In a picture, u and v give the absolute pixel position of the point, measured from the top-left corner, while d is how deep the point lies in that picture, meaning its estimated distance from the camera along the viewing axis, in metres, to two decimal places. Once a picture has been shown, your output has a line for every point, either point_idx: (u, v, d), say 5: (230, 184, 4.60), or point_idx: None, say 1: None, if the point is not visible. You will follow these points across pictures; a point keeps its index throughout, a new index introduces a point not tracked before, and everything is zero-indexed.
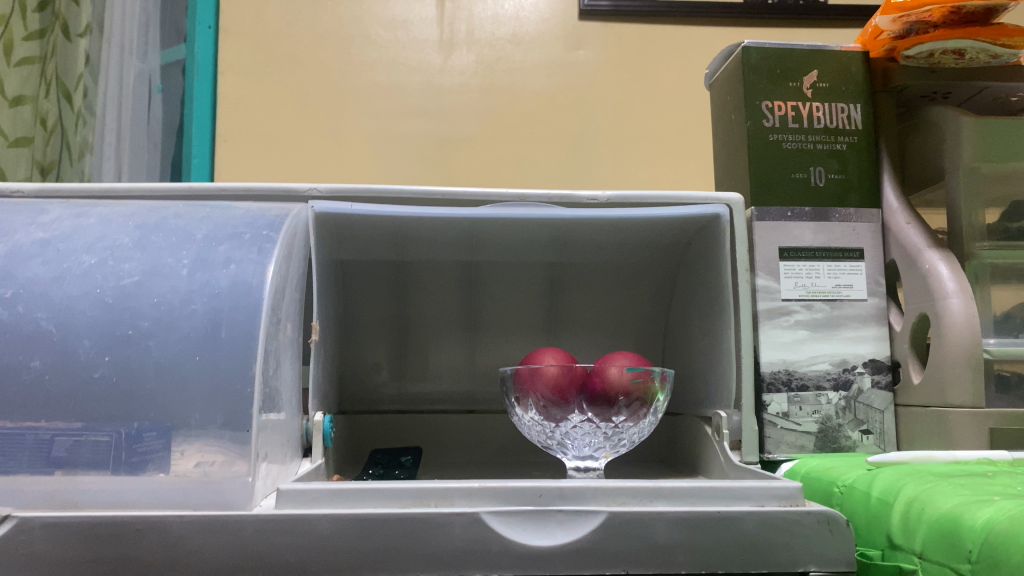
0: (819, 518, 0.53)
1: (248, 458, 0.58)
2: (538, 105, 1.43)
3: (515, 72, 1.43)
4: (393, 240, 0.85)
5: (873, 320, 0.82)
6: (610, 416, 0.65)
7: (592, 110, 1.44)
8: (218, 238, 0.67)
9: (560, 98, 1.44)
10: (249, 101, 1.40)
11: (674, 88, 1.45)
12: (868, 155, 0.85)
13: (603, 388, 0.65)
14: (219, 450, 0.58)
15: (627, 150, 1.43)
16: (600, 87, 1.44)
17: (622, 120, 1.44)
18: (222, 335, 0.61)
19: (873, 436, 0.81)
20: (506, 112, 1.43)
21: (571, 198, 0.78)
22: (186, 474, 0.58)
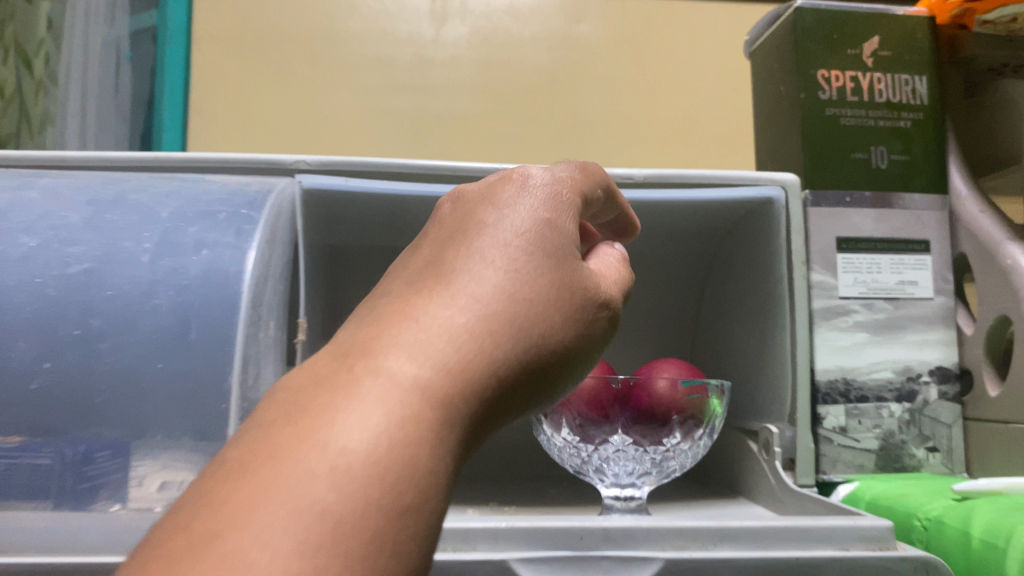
0: (915, 565, 0.45)
1: None
2: (538, 83, 1.25)
3: (512, 44, 1.25)
4: (392, 222, 0.74)
5: (940, 322, 0.72)
6: (658, 438, 0.55)
7: (600, 81, 1.25)
8: (187, 217, 0.55)
9: (564, 69, 1.25)
10: (227, 71, 1.20)
11: (691, 55, 1.27)
12: (934, 134, 0.75)
13: (649, 404, 0.54)
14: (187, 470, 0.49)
15: (640, 130, 1.25)
16: (608, 57, 1.26)
17: (635, 91, 1.26)
18: (190, 338, 0.51)
19: (940, 455, 0.71)
20: (505, 85, 1.24)
21: (602, 176, 0.67)
22: (149, 503, 0.49)
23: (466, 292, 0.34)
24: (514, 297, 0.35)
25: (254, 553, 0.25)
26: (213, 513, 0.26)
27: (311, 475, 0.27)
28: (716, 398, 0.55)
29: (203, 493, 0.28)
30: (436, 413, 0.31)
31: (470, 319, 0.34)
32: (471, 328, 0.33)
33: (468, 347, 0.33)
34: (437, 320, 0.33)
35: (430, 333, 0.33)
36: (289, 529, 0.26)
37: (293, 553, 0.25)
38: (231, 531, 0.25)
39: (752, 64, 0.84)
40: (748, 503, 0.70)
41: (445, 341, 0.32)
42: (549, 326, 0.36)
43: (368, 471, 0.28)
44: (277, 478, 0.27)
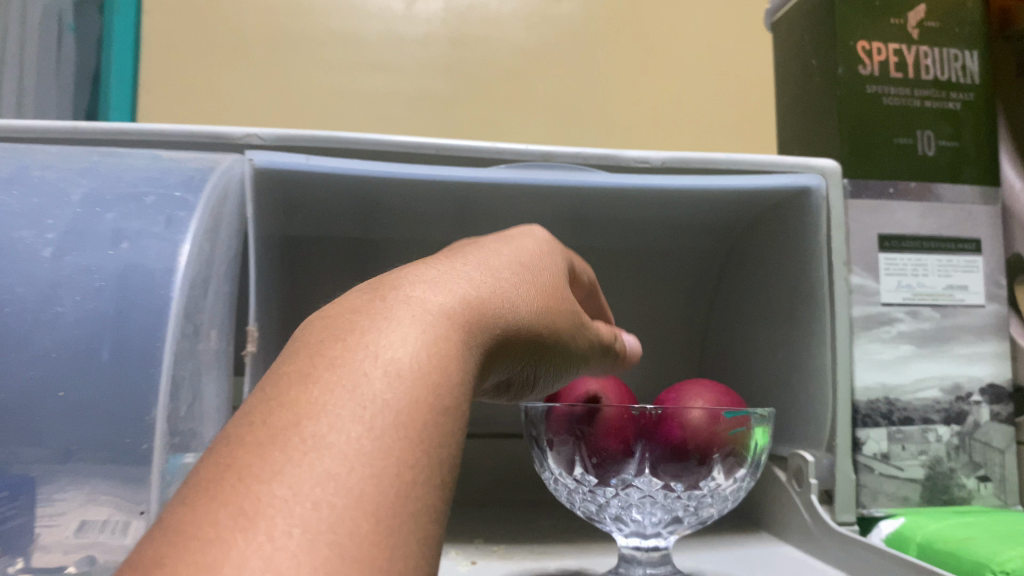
0: None
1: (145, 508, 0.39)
2: (516, 66, 1.08)
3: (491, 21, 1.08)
4: (360, 206, 0.63)
5: (992, 332, 0.63)
6: (694, 482, 0.45)
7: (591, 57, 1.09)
8: (104, 201, 0.43)
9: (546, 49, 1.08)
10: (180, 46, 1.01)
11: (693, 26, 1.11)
12: (986, 117, 0.65)
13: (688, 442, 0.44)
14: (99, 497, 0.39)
15: (630, 117, 1.08)
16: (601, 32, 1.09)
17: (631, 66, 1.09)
18: (103, 356, 0.40)
19: (993, 485, 0.62)
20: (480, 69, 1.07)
21: (613, 159, 0.57)
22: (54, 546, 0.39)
23: (465, 276, 0.34)
24: (516, 286, 0.37)
25: (305, 514, 0.23)
26: (245, 479, 0.24)
27: (347, 416, 0.26)
28: (763, 429, 0.46)
29: (213, 461, 0.25)
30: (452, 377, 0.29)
31: (474, 295, 0.33)
32: (470, 307, 0.33)
33: (474, 321, 0.32)
34: (438, 300, 0.32)
35: (438, 300, 0.32)
36: (325, 509, 0.23)
37: (349, 501, 0.24)
38: (269, 485, 0.24)
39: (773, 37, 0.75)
40: (777, 539, 0.61)
41: (450, 309, 0.31)
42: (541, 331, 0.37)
43: (400, 394, 0.27)
44: (312, 408, 0.26)
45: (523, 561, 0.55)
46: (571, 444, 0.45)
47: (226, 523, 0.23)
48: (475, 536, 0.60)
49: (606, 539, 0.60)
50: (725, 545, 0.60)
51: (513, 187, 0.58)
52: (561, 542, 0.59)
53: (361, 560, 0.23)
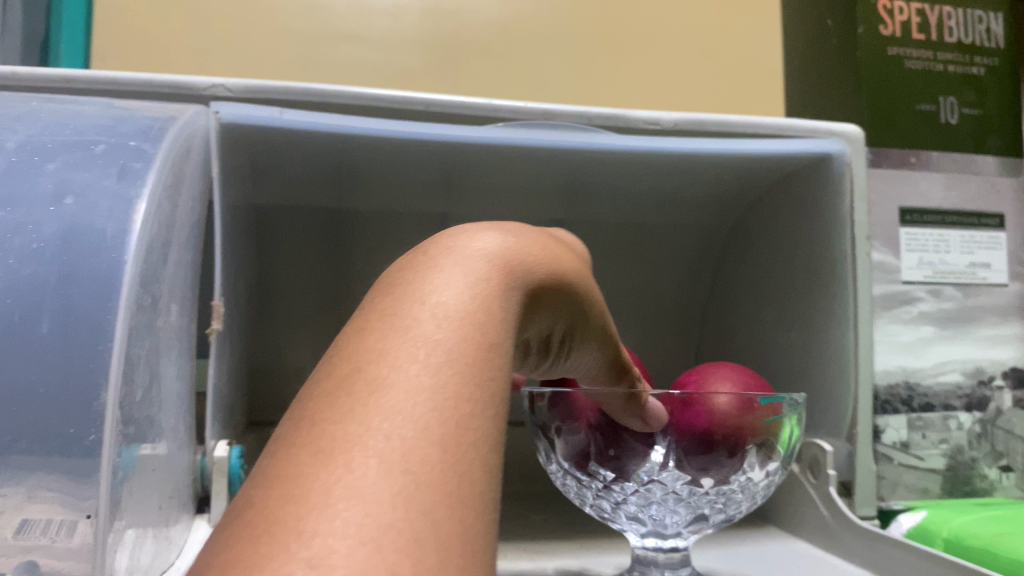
0: None
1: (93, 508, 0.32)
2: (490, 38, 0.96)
3: None
4: (334, 170, 0.57)
5: (1015, 313, 0.59)
6: (723, 476, 0.40)
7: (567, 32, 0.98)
8: (43, 149, 0.37)
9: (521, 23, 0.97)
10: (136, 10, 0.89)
11: None
12: (1012, 84, 0.61)
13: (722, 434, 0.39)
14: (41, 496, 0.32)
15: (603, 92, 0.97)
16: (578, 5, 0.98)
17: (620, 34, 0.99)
18: (41, 329, 0.32)
19: (1016, 475, 0.57)
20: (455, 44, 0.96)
21: (621, 120, 0.52)
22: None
23: (528, 229, 0.30)
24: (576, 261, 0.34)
25: (381, 447, 0.20)
26: (314, 423, 0.21)
27: (419, 355, 0.23)
28: (794, 417, 0.41)
29: (287, 415, 0.22)
30: (513, 324, 0.26)
31: (538, 244, 0.30)
32: (536, 256, 0.29)
33: (539, 270, 0.28)
34: (498, 245, 0.28)
35: (499, 244, 0.28)
36: (402, 440, 0.20)
37: (419, 434, 0.21)
38: (346, 424, 0.20)
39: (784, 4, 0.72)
40: (789, 533, 0.57)
41: (511, 254, 0.28)
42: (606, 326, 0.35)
43: (471, 331, 0.24)
44: (380, 349, 0.23)
45: (522, 561, 0.50)
46: (583, 431, 0.40)
47: (305, 460, 0.20)
48: None
49: (608, 535, 0.55)
50: (736, 541, 0.55)
51: (509, 150, 0.52)
52: (560, 538, 0.54)
53: (438, 491, 0.20)
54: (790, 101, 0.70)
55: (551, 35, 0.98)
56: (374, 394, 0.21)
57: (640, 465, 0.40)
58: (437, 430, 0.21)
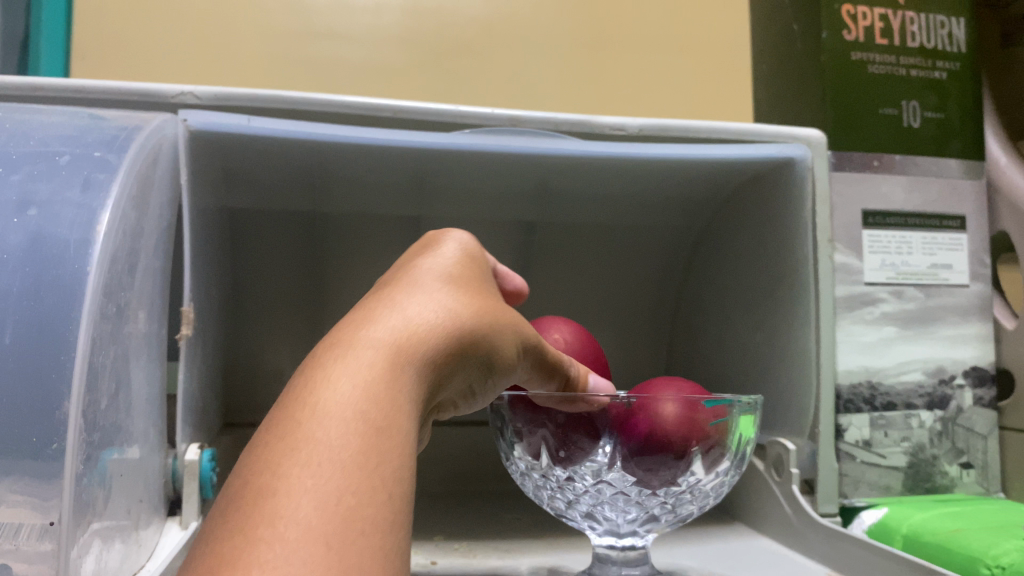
0: None
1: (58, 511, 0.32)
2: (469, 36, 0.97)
3: None
4: (306, 175, 0.58)
5: (975, 313, 0.60)
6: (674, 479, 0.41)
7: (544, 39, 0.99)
8: (8, 161, 0.37)
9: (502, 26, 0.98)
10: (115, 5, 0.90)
11: None
12: (973, 88, 0.62)
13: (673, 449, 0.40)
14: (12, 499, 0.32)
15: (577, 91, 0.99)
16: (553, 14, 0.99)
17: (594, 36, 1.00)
18: (2, 341, 0.33)
19: (975, 472, 0.59)
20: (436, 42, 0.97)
21: (587, 126, 0.53)
22: None
23: (420, 295, 0.34)
24: (472, 292, 0.36)
25: (291, 541, 0.24)
26: (239, 521, 0.25)
27: (323, 454, 0.27)
28: (749, 418, 0.42)
29: (217, 515, 0.26)
30: (408, 404, 0.30)
31: (429, 312, 0.33)
32: (427, 326, 0.33)
33: (430, 339, 0.32)
34: (386, 329, 0.32)
35: (388, 328, 0.32)
36: (307, 532, 0.24)
37: (323, 524, 0.25)
38: (263, 523, 0.25)
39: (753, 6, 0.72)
40: (754, 531, 0.58)
41: (405, 335, 0.32)
42: (517, 335, 0.37)
43: (366, 424, 0.28)
44: (287, 452, 0.27)
45: (489, 560, 0.50)
46: (547, 429, 0.41)
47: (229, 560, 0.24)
48: (435, 532, 0.56)
49: (576, 534, 0.56)
50: (702, 538, 0.56)
51: (477, 155, 0.53)
52: (529, 537, 0.55)
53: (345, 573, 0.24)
54: (758, 104, 0.71)
55: (528, 36, 0.99)
56: (281, 487, 0.26)
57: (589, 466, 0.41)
58: (339, 510, 0.25)
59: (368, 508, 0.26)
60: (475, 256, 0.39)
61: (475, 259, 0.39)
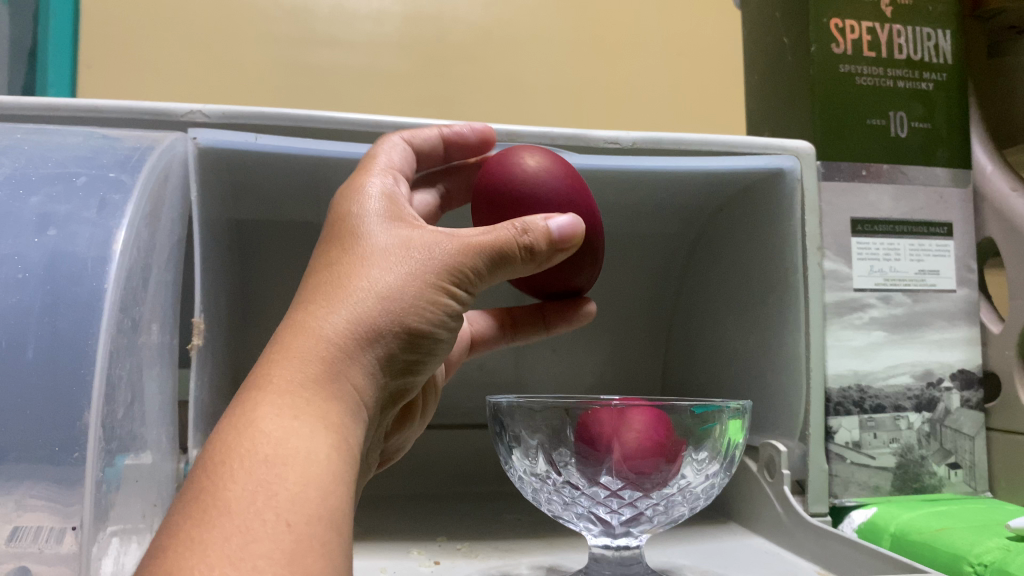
0: None
1: (77, 515, 0.34)
2: (466, 40, 1.05)
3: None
4: (311, 188, 0.60)
5: (962, 317, 0.62)
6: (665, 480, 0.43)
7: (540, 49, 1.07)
8: (32, 181, 0.39)
9: (498, 32, 1.05)
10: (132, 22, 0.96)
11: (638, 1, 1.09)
12: (960, 99, 0.64)
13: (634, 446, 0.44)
14: (34, 505, 0.34)
15: (570, 103, 1.06)
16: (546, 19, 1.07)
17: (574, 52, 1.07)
18: (26, 356, 0.35)
19: (963, 472, 0.61)
20: (434, 48, 1.04)
21: (582, 140, 0.54)
22: None
23: (309, 299, 0.35)
24: (356, 260, 0.36)
25: None
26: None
27: (231, 498, 0.28)
28: (739, 422, 0.45)
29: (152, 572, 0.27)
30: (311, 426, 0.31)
31: (316, 315, 0.34)
32: (315, 332, 0.33)
33: (316, 345, 0.33)
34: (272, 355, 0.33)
35: (277, 351, 0.33)
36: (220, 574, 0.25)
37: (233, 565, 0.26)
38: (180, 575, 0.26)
39: (745, 19, 0.74)
40: (748, 531, 0.60)
41: (305, 359, 0.32)
42: (415, 272, 0.36)
43: (270, 457, 0.29)
44: (202, 502, 0.28)
45: (489, 560, 0.52)
46: (544, 430, 0.44)
47: None
48: (438, 533, 0.58)
49: (574, 534, 0.58)
50: (696, 538, 0.58)
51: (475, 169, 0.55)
52: (528, 537, 0.57)
53: None
54: (751, 114, 0.73)
55: (520, 51, 1.06)
56: (184, 532, 0.27)
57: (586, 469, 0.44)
58: (230, 540, 0.26)
59: (263, 530, 0.27)
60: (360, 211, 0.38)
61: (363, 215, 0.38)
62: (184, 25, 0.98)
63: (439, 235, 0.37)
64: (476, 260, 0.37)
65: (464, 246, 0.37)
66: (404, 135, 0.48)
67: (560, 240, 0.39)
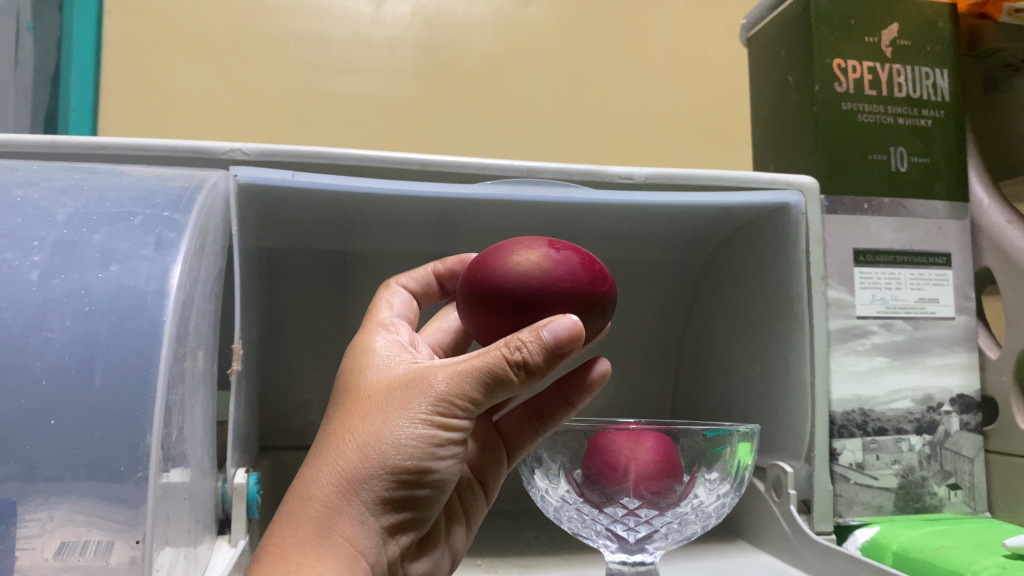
0: None
1: (136, 531, 0.38)
2: (482, 70, 1.08)
3: (458, 28, 1.09)
4: (339, 219, 0.63)
5: (961, 344, 0.65)
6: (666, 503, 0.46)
7: (550, 79, 1.10)
8: (92, 219, 0.43)
9: (511, 63, 1.09)
10: (152, 52, 1.00)
11: (649, 35, 1.13)
12: (957, 134, 0.67)
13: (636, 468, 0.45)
14: (93, 526, 0.37)
15: (580, 132, 1.09)
16: (558, 52, 1.11)
17: (584, 85, 1.11)
18: (94, 383, 0.38)
19: (963, 493, 0.63)
20: (449, 77, 1.08)
21: (597, 176, 0.58)
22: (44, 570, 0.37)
23: (311, 462, 0.38)
24: (349, 416, 0.38)
25: None
26: None
27: None
28: (748, 445, 0.47)
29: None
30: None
31: (316, 478, 0.37)
32: (314, 495, 0.36)
33: (317, 508, 0.36)
34: (282, 525, 0.36)
35: (287, 520, 0.36)
36: None
37: None
38: None
39: (750, 55, 0.78)
40: (756, 548, 0.62)
41: (296, 526, 0.36)
42: (403, 415, 0.37)
43: None
44: None
45: None
46: (565, 452, 0.47)
47: None
48: None
49: (590, 551, 0.61)
50: (706, 556, 0.60)
51: (497, 203, 0.58)
52: (547, 554, 0.60)
53: None
54: (757, 147, 0.76)
55: (533, 84, 1.09)
56: None
57: (603, 501, 0.46)
58: None
59: None
60: (360, 365, 0.41)
61: (360, 369, 0.41)
62: (204, 54, 1.01)
63: (424, 370, 0.39)
64: (465, 388, 0.37)
65: (449, 377, 0.37)
66: (403, 279, 0.52)
67: (557, 345, 0.37)
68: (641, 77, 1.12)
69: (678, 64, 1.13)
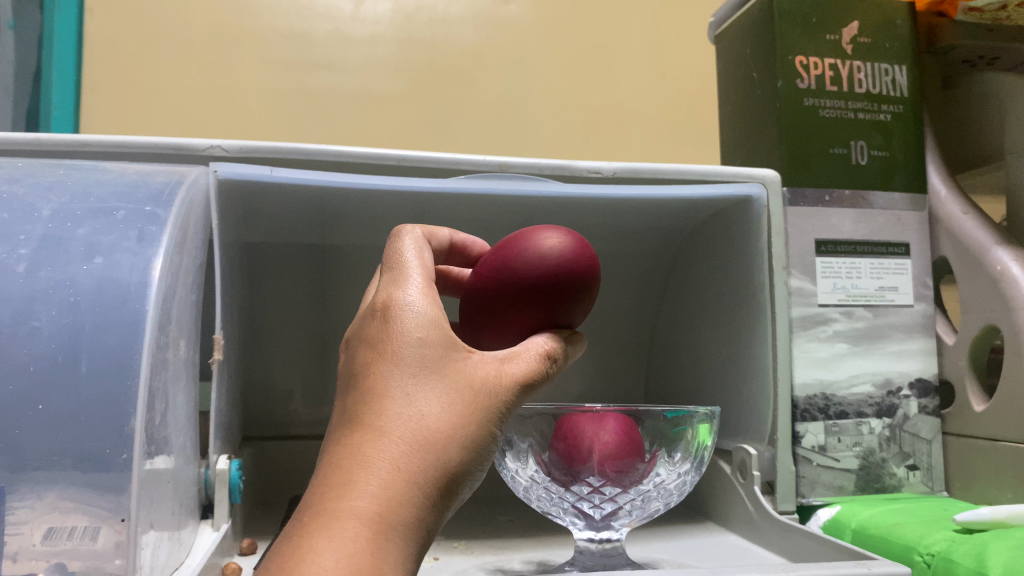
0: None
1: (121, 517, 0.39)
2: (461, 67, 1.10)
3: (437, 25, 1.10)
4: (318, 213, 0.65)
5: (919, 330, 0.67)
6: (627, 482, 0.48)
7: (527, 75, 1.12)
8: (76, 216, 0.45)
9: (489, 59, 1.11)
10: (131, 49, 1.01)
11: (626, 32, 1.15)
12: (914, 128, 0.70)
13: (600, 445, 0.47)
14: (79, 512, 0.39)
15: (556, 128, 1.11)
16: (535, 48, 1.12)
17: (562, 81, 1.12)
18: (80, 370, 0.40)
19: (921, 473, 0.66)
20: (428, 72, 1.09)
21: (568, 170, 0.59)
22: (33, 552, 0.39)
23: (380, 436, 0.33)
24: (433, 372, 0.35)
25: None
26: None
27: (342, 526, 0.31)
28: (707, 426, 0.50)
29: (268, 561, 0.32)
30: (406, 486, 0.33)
31: (398, 453, 0.33)
32: (424, 406, 0.34)
33: (403, 492, 0.33)
34: (369, 479, 0.32)
35: (392, 437, 0.33)
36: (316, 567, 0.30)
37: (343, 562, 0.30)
38: None
39: (717, 52, 0.80)
40: (722, 528, 0.65)
41: (401, 423, 0.34)
42: (497, 389, 0.36)
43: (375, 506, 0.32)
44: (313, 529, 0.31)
45: (484, 556, 0.57)
46: (535, 433, 0.49)
47: None
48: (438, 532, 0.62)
49: (564, 532, 0.63)
50: (674, 535, 0.63)
51: (471, 195, 0.60)
52: (521, 535, 0.62)
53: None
54: (727, 141, 0.78)
55: (511, 80, 1.11)
56: (296, 547, 0.31)
57: (571, 483, 0.48)
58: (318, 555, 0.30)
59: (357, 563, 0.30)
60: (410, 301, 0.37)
61: (430, 321, 0.36)
62: (184, 52, 1.03)
63: (490, 367, 0.37)
64: (518, 399, 0.37)
65: (517, 385, 0.37)
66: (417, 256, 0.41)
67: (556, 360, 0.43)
68: (618, 73, 1.14)
69: (655, 60, 1.16)
